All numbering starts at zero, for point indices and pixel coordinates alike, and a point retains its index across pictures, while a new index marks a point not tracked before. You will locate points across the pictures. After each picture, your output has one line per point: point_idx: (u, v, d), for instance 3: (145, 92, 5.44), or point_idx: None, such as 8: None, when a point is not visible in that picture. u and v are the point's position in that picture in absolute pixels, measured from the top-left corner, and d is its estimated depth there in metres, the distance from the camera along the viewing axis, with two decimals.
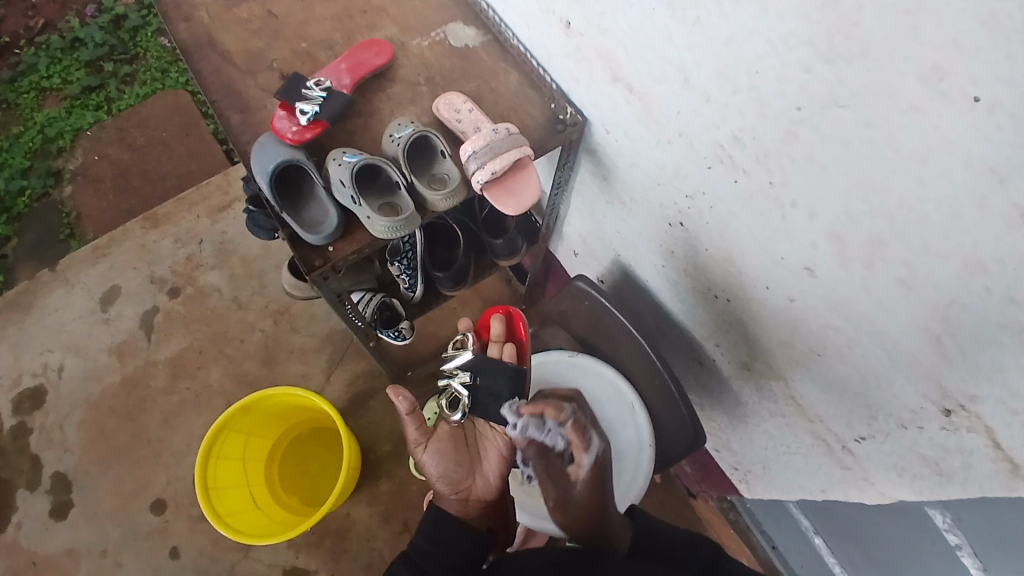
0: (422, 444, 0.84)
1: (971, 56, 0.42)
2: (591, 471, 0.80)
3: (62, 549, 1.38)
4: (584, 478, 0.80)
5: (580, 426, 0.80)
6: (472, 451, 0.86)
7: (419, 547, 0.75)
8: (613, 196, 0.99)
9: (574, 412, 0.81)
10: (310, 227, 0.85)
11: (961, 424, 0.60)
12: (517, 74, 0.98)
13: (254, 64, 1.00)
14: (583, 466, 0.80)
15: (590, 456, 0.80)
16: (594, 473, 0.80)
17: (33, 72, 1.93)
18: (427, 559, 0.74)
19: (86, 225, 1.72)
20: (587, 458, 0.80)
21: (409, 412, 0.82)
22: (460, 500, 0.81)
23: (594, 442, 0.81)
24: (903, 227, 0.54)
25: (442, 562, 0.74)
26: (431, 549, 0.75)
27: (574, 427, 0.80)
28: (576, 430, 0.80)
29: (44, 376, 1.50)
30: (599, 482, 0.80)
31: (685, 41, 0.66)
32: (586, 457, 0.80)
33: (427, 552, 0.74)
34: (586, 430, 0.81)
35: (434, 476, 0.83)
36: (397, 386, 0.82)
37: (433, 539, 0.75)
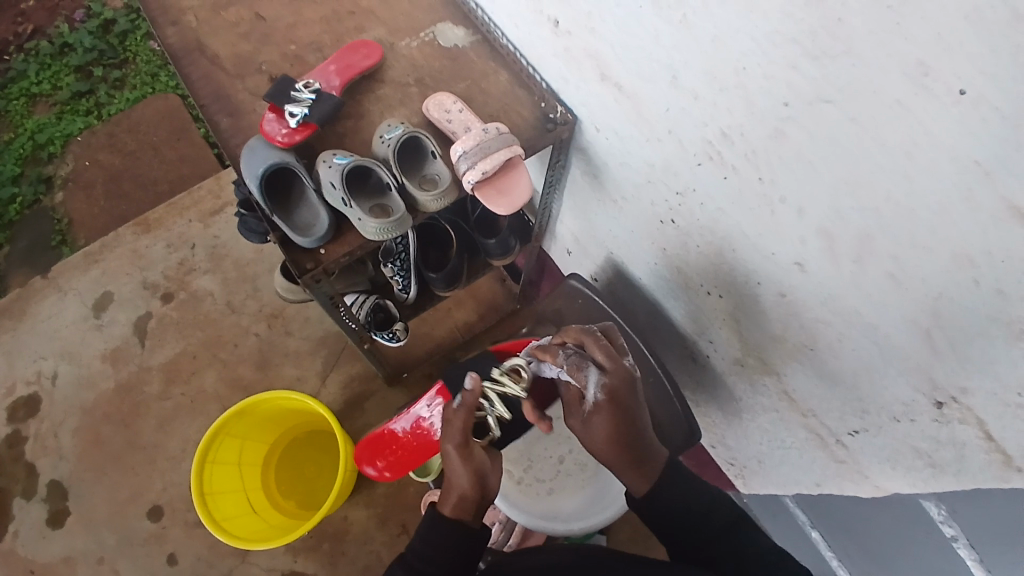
0: (463, 445, 0.75)
1: (955, 50, 0.42)
2: (596, 407, 0.74)
3: (59, 557, 1.37)
4: (590, 413, 0.75)
5: (577, 360, 0.77)
6: (496, 467, 0.81)
7: (416, 549, 0.72)
8: (604, 195, 0.99)
9: (569, 356, 0.78)
10: (301, 231, 0.84)
11: (953, 416, 0.61)
12: (507, 73, 0.98)
13: (243, 68, 0.99)
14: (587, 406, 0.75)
15: (589, 394, 0.74)
16: (599, 409, 0.74)
17: (23, 78, 1.92)
18: (424, 561, 0.71)
19: (78, 231, 1.71)
20: (591, 393, 0.74)
21: (472, 406, 0.76)
22: (476, 510, 0.74)
23: (591, 378, 0.74)
24: (891, 221, 0.54)
25: (439, 563, 0.71)
26: (428, 551, 0.72)
27: (572, 365, 0.77)
28: (572, 369, 0.77)
29: (38, 384, 1.50)
30: (614, 414, 0.74)
31: (672, 40, 0.66)
32: (589, 394, 0.74)
33: (424, 556, 0.71)
34: (582, 364, 0.76)
35: (471, 483, 0.73)
36: (481, 377, 0.76)
37: (427, 541, 0.72)
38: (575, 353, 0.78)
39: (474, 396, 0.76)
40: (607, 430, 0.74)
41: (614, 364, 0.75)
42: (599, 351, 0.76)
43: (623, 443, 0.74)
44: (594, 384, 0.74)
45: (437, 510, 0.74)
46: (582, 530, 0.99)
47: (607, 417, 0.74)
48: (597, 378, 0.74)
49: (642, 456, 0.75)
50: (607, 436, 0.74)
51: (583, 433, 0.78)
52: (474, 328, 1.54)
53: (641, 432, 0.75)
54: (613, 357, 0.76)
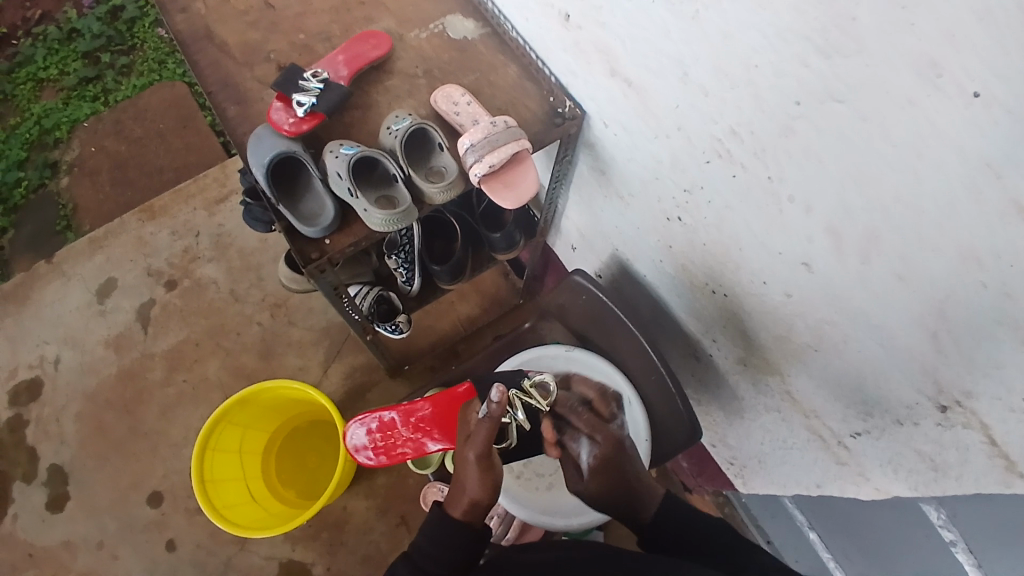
0: (486, 456, 0.76)
1: (967, 51, 0.42)
2: (591, 471, 0.81)
3: (60, 540, 1.38)
4: (586, 477, 0.81)
5: (568, 432, 0.84)
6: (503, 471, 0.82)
7: (422, 548, 0.72)
8: (611, 191, 0.99)
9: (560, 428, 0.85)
10: (306, 220, 0.84)
11: (957, 421, 0.61)
12: (515, 66, 0.98)
13: (250, 56, 0.99)
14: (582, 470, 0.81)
15: (582, 461, 0.81)
16: (593, 472, 0.80)
17: (31, 63, 1.92)
18: (427, 560, 0.71)
19: (83, 217, 1.72)
20: (582, 458, 0.81)
21: (499, 416, 0.73)
22: (483, 514, 0.76)
23: (583, 447, 0.81)
24: (899, 221, 0.54)
25: (442, 562, 0.71)
26: (432, 548, 0.72)
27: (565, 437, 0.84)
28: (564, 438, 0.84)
29: (41, 368, 1.50)
30: (608, 472, 0.80)
31: (683, 36, 0.66)
32: (582, 460, 0.81)
33: (429, 553, 0.71)
34: (573, 437, 0.83)
35: (486, 491, 0.75)
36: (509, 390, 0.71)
37: (434, 541, 0.72)
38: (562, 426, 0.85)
39: (501, 412, 0.73)
40: (605, 487, 0.80)
41: (601, 432, 0.82)
42: (583, 424, 0.83)
43: (621, 496, 0.80)
44: (586, 453, 0.81)
45: (446, 509, 0.75)
46: (581, 525, 1.01)
47: (602, 477, 0.80)
48: (590, 446, 0.81)
49: (634, 500, 0.79)
50: (603, 493, 0.80)
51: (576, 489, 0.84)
52: (477, 322, 1.54)
53: (634, 479, 0.81)
54: (600, 423, 0.83)
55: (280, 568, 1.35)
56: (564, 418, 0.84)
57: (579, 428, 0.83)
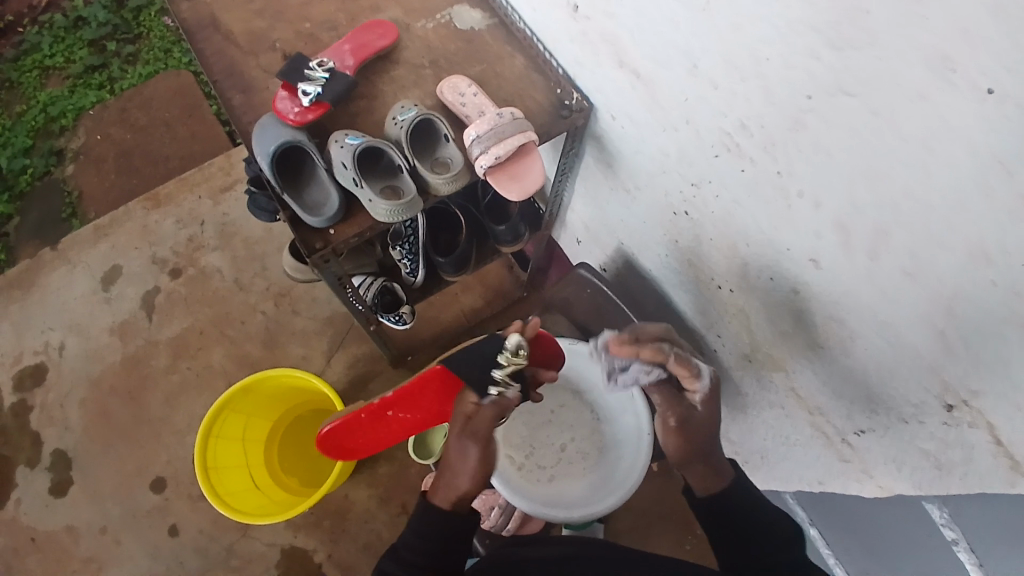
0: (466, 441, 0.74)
1: (981, 46, 0.41)
2: (709, 393, 0.78)
3: (63, 525, 1.39)
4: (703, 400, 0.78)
5: (681, 351, 0.77)
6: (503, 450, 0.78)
7: (408, 543, 0.72)
8: (617, 184, 0.98)
9: (669, 345, 0.77)
10: (311, 210, 0.84)
11: (962, 419, 0.60)
12: (523, 57, 0.97)
13: (255, 44, 0.99)
14: (698, 394, 0.78)
15: (704, 381, 0.78)
16: (711, 395, 0.78)
17: (36, 50, 1.91)
18: (410, 552, 0.71)
19: (88, 205, 1.72)
20: (700, 384, 0.78)
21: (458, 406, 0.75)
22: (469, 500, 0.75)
23: (702, 365, 0.78)
24: (909, 217, 0.54)
25: (427, 553, 0.70)
26: (415, 541, 0.72)
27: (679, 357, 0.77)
28: (680, 365, 0.76)
29: (46, 354, 1.51)
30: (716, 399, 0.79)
31: (692, 27, 0.65)
32: (700, 387, 0.78)
33: (413, 546, 0.71)
34: (686, 364, 0.77)
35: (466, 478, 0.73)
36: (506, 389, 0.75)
37: (417, 534, 0.72)
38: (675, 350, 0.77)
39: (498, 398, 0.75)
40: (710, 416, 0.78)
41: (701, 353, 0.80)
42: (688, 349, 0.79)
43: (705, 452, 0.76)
44: (706, 371, 0.78)
45: (430, 500, 0.75)
46: (581, 517, 0.99)
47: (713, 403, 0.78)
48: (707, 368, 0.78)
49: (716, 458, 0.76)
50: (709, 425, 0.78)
51: (680, 414, 0.78)
52: (480, 314, 1.54)
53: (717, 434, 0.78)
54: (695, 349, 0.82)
55: (281, 555, 1.36)
56: (667, 338, 0.78)
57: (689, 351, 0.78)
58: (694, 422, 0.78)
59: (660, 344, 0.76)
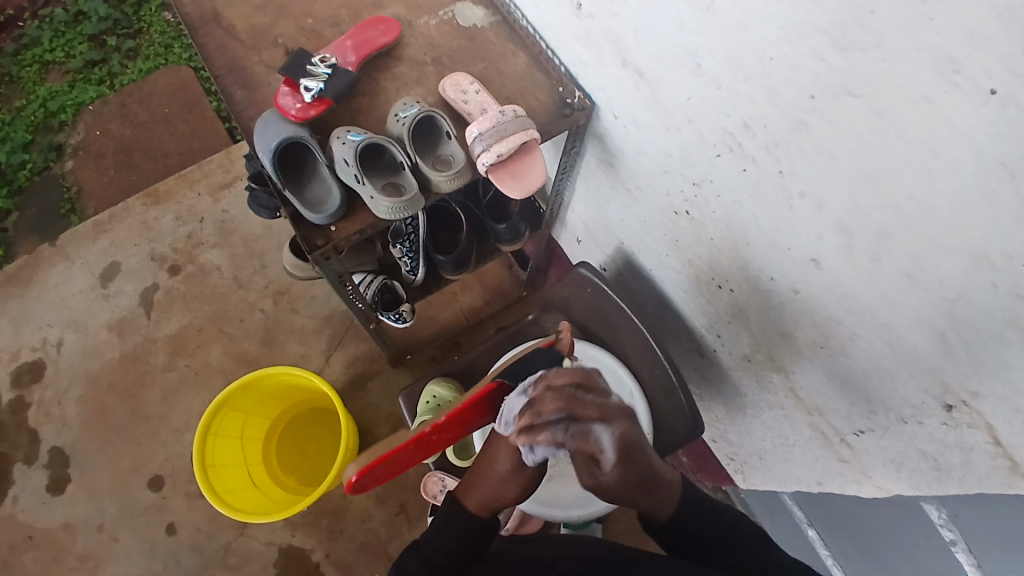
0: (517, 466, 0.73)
1: (986, 48, 0.41)
2: (620, 459, 0.66)
3: (60, 522, 1.39)
4: (613, 468, 0.67)
5: (579, 429, 0.64)
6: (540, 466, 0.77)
7: (432, 543, 0.74)
8: (618, 183, 0.98)
9: (565, 426, 0.64)
10: (312, 206, 0.84)
11: (962, 420, 0.60)
12: (525, 56, 0.97)
13: (258, 40, 0.98)
14: (609, 463, 0.66)
15: (610, 453, 0.65)
16: (623, 461, 0.67)
17: (36, 45, 1.91)
18: (436, 553, 0.73)
19: (87, 201, 1.71)
20: (606, 456, 0.65)
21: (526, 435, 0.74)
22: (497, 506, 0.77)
23: (605, 438, 0.64)
24: (911, 219, 0.54)
25: (450, 555, 0.73)
26: (438, 540, 0.74)
27: (576, 436, 0.64)
28: (578, 439, 0.64)
29: (43, 351, 1.50)
30: (633, 457, 0.68)
31: (696, 26, 0.65)
32: (607, 455, 0.65)
33: (439, 548, 0.73)
34: (587, 436, 0.64)
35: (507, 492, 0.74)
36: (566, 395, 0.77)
37: (442, 533, 0.74)
38: (575, 429, 0.64)
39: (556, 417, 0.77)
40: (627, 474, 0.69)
41: (608, 412, 0.65)
42: (592, 411, 0.64)
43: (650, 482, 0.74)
44: (610, 442, 0.65)
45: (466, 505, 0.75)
46: (581, 517, 1.01)
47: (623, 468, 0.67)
48: (611, 434, 0.65)
49: (658, 489, 0.75)
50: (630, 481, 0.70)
51: (591, 483, 0.70)
52: (480, 313, 1.54)
53: (651, 466, 0.72)
54: (609, 406, 0.66)
55: (279, 553, 1.36)
56: (569, 414, 0.64)
57: (590, 420, 0.64)
58: (608, 483, 0.69)
59: (555, 427, 0.64)
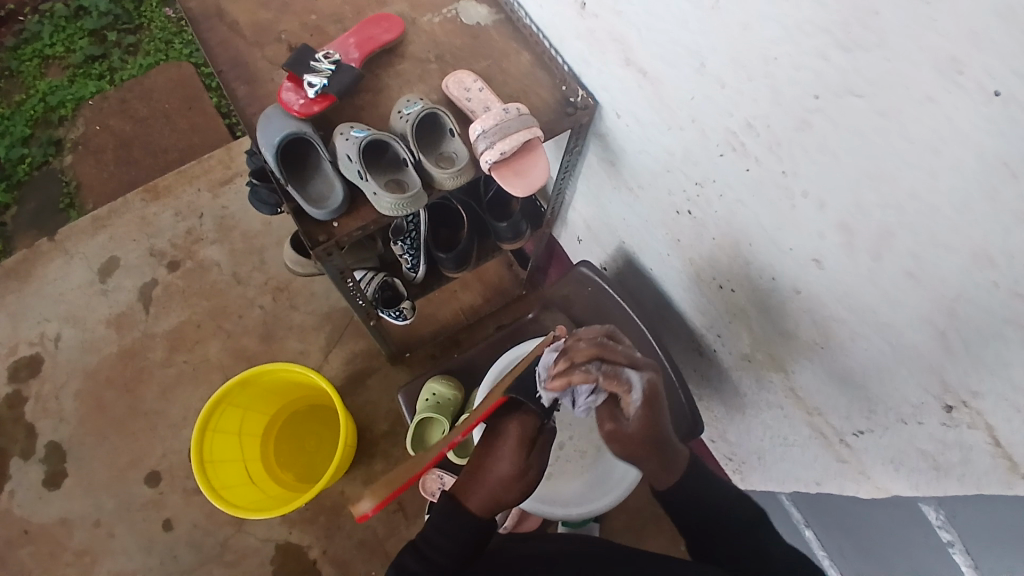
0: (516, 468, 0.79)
1: (989, 49, 0.42)
2: (643, 403, 0.78)
3: (56, 517, 1.38)
4: (636, 411, 0.78)
5: (610, 369, 0.77)
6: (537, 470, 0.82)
7: (431, 540, 0.72)
8: (620, 182, 0.99)
9: (599, 364, 0.77)
10: (314, 202, 0.84)
11: (961, 420, 0.61)
12: (528, 54, 0.97)
13: (261, 35, 0.98)
14: (633, 406, 0.78)
15: (636, 394, 0.77)
16: (646, 405, 0.78)
17: (36, 39, 1.90)
18: (436, 552, 0.71)
19: (86, 196, 1.71)
20: (633, 396, 0.77)
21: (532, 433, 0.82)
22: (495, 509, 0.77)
23: (633, 378, 0.78)
24: (913, 219, 0.54)
25: (451, 554, 0.71)
26: (439, 539, 0.72)
27: (607, 375, 0.77)
28: (609, 380, 0.77)
29: (41, 345, 1.50)
30: (654, 405, 0.79)
31: (700, 26, 0.65)
32: (634, 394, 0.77)
33: (438, 546, 0.71)
34: (617, 376, 0.77)
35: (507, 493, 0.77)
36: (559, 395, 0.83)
37: (441, 531, 0.72)
38: (604, 372, 0.77)
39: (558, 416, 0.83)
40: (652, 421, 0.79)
41: (635, 361, 0.80)
42: (621, 357, 0.79)
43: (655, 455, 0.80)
44: (639, 384, 0.78)
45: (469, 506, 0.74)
46: (580, 516, 1.01)
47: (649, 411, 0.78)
48: (639, 375, 0.78)
49: (667, 452, 0.81)
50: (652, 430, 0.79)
51: (614, 426, 0.80)
52: (479, 311, 1.54)
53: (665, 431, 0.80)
54: (634, 357, 0.80)
55: (276, 550, 1.36)
56: (601, 356, 0.78)
57: (618, 362, 0.78)
58: (628, 431, 0.79)
59: (590, 365, 0.76)
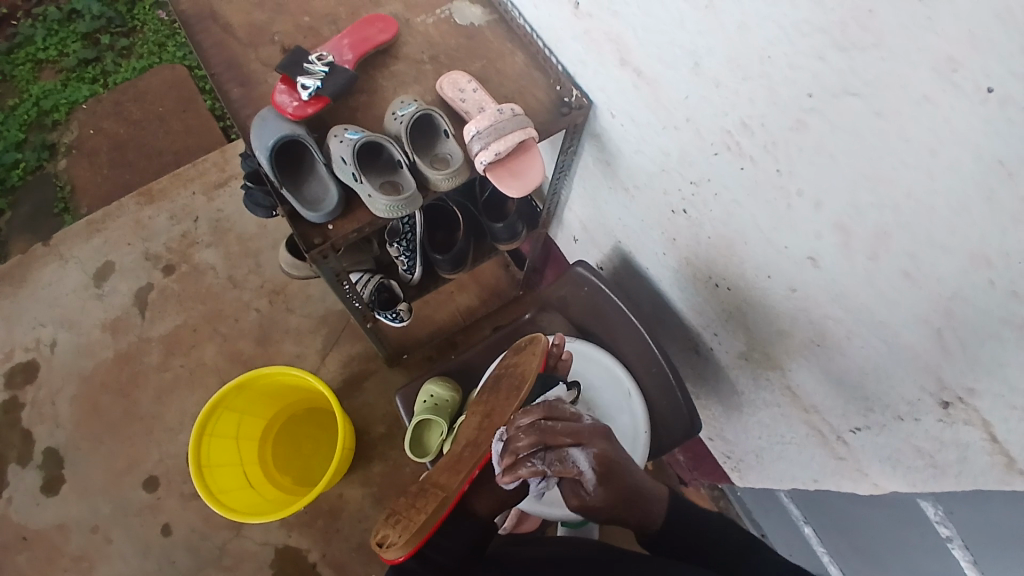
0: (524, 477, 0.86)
1: (986, 50, 0.42)
2: (598, 477, 0.76)
3: (52, 523, 1.38)
4: (594, 486, 0.76)
5: (554, 455, 0.77)
6: None
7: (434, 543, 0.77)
8: (616, 182, 0.99)
9: (543, 455, 0.78)
10: (310, 205, 0.83)
11: (958, 417, 0.61)
12: (523, 55, 0.97)
13: (256, 37, 0.98)
14: (588, 482, 0.76)
15: (586, 471, 0.76)
16: (602, 478, 0.76)
17: (30, 44, 1.89)
18: (438, 552, 0.76)
19: (81, 199, 1.70)
20: (585, 470, 0.76)
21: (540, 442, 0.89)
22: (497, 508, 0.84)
23: (579, 458, 0.76)
24: (909, 219, 0.54)
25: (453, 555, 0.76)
26: (443, 541, 0.77)
27: (552, 463, 0.77)
28: (557, 466, 0.77)
29: (37, 350, 1.49)
30: (611, 473, 0.76)
31: (696, 25, 0.65)
32: (585, 472, 0.76)
33: (441, 547, 0.76)
34: (563, 459, 0.77)
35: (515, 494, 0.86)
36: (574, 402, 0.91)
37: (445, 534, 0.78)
38: (549, 460, 0.77)
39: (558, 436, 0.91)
40: (616, 492, 0.76)
41: (580, 435, 0.78)
42: (566, 435, 0.78)
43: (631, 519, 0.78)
44: (588, 461, 0.76)
45: (474, 510, 0.82)
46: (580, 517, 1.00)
47: (609, 486, 0.76)
48: (586, 453, 0.76)
49: (645, 503, 0.78)
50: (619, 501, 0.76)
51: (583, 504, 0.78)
52: (476, 312, 1.54)
53: (638, 486, 0.78)
54: (578, 431, 0.78)
55: (274, 553, 1.35)
56: (544, 444, 0.78)
57: (562, 446, 0.78)
58: (597, 507, 0.77)
59: (533, 458, 0.78)
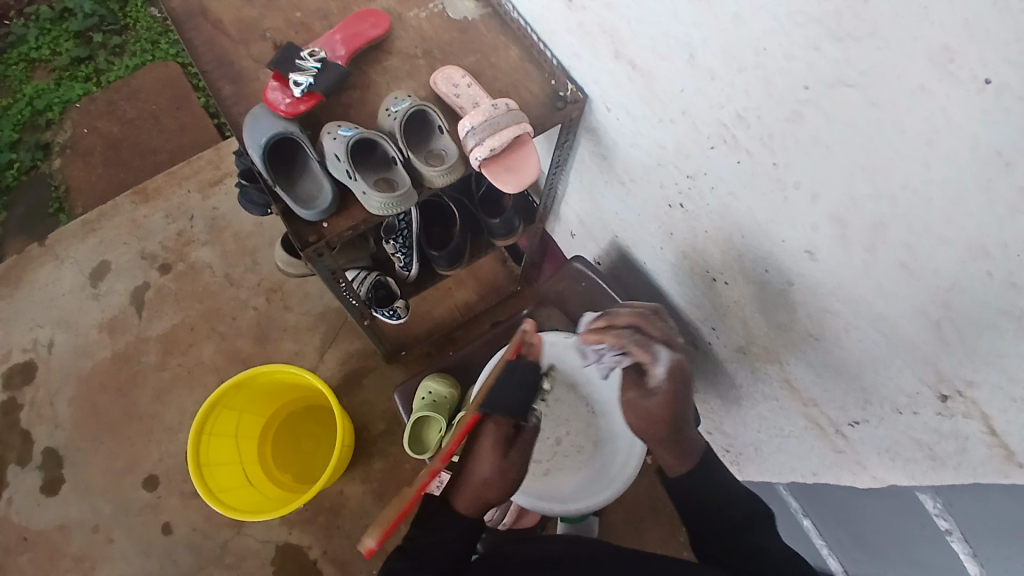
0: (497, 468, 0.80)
1: (981, 39, 0.41)
2: (666, 379, 0.87)
3: (54, 524, 1.38)
4: (657, 383, 0.88)
5: (642, 339, 0.90)
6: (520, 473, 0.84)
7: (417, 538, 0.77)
8: (612, 176, 0.98)
9: (632, 334, 0.90)
10: (304, 203, 0.83)
11: (957, 410, 0.60)
12: (517, 48, 0.96)
13: (247, 34, 0.97)
14: (654, 377, 0.88)
15: (660, 367, 0.88)
16: (668, 383, 0.87)
17: (22, 43, 1.87)
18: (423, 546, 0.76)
19: (76, 199, 1.69)
20: (658, 367, 0.88)
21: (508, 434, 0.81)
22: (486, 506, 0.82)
23: (661, 354, 0.88)
24: (906, 210, 0.54)
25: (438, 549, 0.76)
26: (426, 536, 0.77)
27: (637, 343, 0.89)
28: (638, 346, 0.89)
29: (34, 351, 1.49)
30: (677, 385, 0.87)
31: (690, 17, 0.65)
32: (659, 365, 0.88)
33: (424, 541, 0.76)
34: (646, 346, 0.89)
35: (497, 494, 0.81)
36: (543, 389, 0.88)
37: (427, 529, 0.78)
38: (637, 338, 0.90)
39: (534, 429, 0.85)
40: (668, 404, 0.86)
41: (669, 341, 0.89)
42: (658, 333, 0.90)
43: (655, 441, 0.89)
44: (664, 360, 0.88)
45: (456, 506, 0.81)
46: (577, 512, 1.00)
47: (668, 393, 0.87)
48: (669, 354, 0.88)
49: (684, 440, 0.86)
50: (664, 413, 0.86)
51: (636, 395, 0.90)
52: (474, 308, 1.54)
53: (687, 414, 0.87)
54: (671, 337, 0.90)
55: (276, 551, 1.35)
56: (637, 327, 0.90)
57: (652, 337, 0.89)
58: (644, 401, 0.89)
59: (623, 332, 0.90)
